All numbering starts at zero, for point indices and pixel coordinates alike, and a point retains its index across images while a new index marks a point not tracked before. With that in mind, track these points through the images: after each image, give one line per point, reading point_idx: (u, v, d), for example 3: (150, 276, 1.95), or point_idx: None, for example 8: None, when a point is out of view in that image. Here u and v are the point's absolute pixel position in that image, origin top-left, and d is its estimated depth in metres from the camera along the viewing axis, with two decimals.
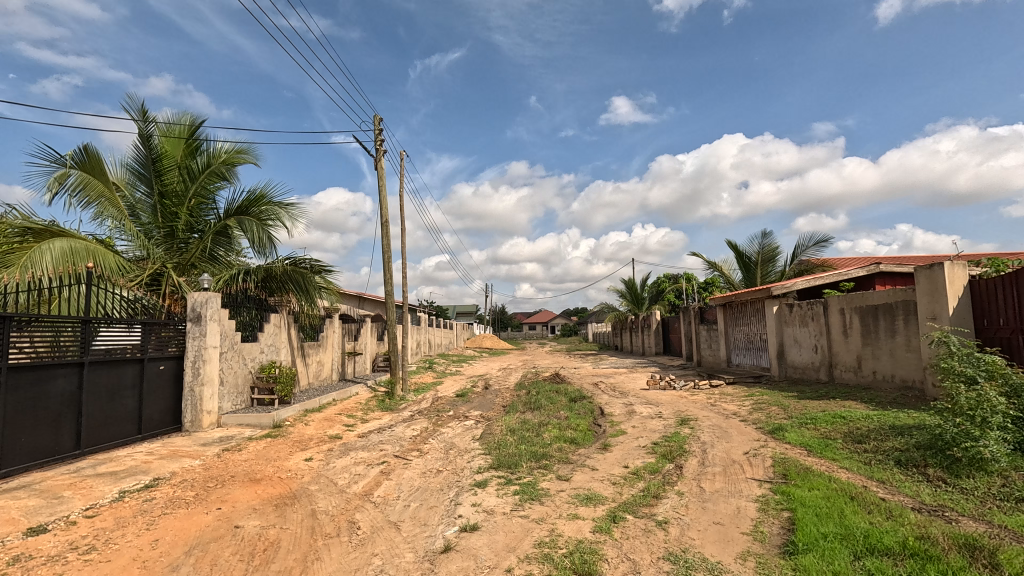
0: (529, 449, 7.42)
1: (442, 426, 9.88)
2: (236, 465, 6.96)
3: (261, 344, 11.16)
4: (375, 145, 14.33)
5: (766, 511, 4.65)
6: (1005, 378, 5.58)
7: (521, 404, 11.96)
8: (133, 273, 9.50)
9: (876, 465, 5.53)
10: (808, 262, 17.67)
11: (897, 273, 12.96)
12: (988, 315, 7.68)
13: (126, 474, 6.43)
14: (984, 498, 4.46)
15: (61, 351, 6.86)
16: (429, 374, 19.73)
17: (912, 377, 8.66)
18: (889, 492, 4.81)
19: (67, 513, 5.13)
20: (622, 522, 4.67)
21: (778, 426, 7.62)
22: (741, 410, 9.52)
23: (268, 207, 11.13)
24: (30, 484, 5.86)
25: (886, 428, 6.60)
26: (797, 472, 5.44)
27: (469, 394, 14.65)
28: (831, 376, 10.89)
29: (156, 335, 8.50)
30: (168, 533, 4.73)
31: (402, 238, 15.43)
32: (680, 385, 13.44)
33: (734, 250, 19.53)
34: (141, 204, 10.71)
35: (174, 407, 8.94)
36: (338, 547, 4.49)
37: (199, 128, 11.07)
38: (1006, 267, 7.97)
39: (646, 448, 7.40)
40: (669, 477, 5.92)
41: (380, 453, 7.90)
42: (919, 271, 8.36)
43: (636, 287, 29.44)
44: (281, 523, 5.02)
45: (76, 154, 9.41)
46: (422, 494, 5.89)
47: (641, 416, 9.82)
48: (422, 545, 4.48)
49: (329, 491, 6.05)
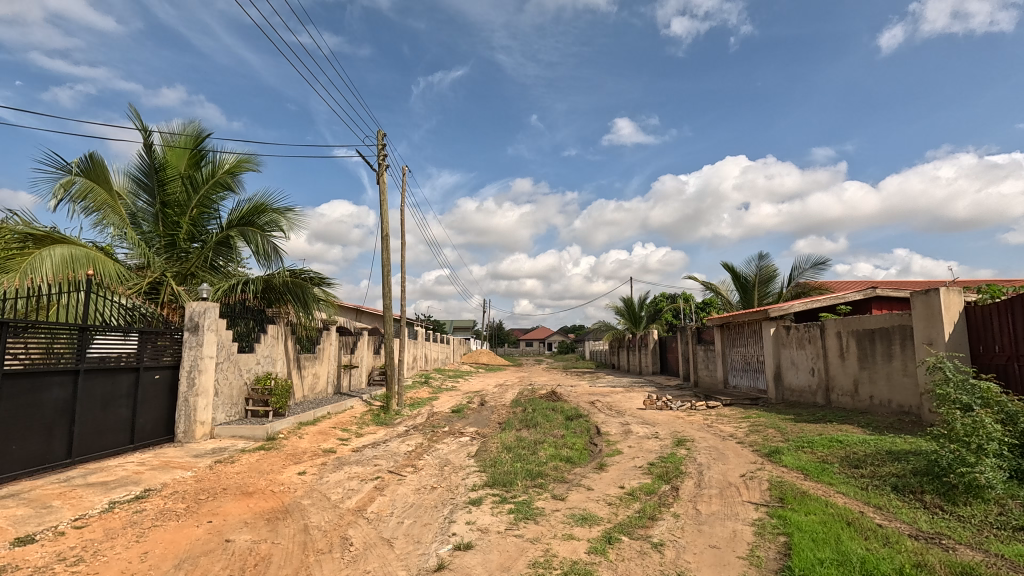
0: (524, 467, 7.38)
1: (437, 443, 9.80)
2: (229, 478, 6.90)
3: (257, 355, 11.13)
4: (380, 159, 14.48)
5: (762, 536, 4.62)
6: (1000, 406, 5.60)
7: (517, 422, 11.86)
8: (133, 281, 9.53)
9: (872, 490, 5.51)
10: (805, 284, 17.79)
11: (894, 298, 13.02)
12: (984, 341, 7.73)
13: (115, 485, 6.35)
14: (982, 526, 4.44)
15: (56, 358, 6.80)
16: (425, 388, 19.62)
17: (909, 402, 8.65)
18: (885, 518, 4.79)
19: (56, 523, 5.07)
20: (618, 543, 4.64)
21: (775, 449, 7.61)
22: (738, 432, 9.48)
23: (269, 217, 11.07)
24: (19, 493, 5.79)
25: (882, 453, 6.59)
26: (793, 497, 5.41)
27: (465, 410, 14.55)
28: (828, 399, 10.86)
29: (152, 344, 8.50)
30: (158, 546, 4.67)
31: (403, 252, 15.51)
32: (677, 405, 13.42)
33: (732, 272, 19.61)
34: (142, 212, 10.77)
35: (167, 417, 8.86)
36: (329, 564, 4.44)
37: (204, 139, 11.15)
38: (1001, 294, 8.01)
39: (642, 468, 7.36)
40: (665, 499, 5.89)
41: (374, 468, 7.84)
42: (915, 296, 8.41)
43: (634, 305, 29.48)
44: (272, 538, 4.96)
45: (82, 162, 9.48)
46: (416, 511, 5.83)
47: (638, 436, 9.77)
48: (415, 563, 4.43)
49: (321, 506, 5.98)
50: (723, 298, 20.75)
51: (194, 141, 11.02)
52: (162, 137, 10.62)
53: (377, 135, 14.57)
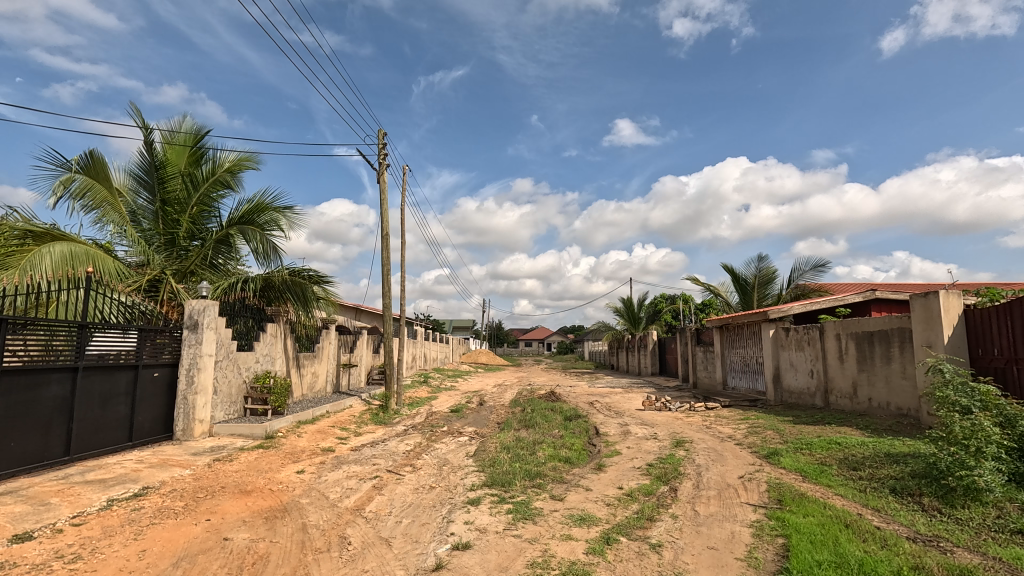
0: (523, 467, 7.38)
1: (435, 442, 9.80)
2: (227, 476, 6.89)
3: (257, 354, 11.13)
4: (381, 158, 14.47)
5: (761, 537, 4.62)
6: (999, 409, 5.61)
7: (516, 422, 11.86)
8: (132, 279, 9.54)
9: (871, 492, 5.51)
10: (805, 286, 17.80)
11: (894, 300, 13.04)
12: (983, 344, 7.73)
13: (113, 482, 6.34)
14: (980, 529, 4.44)
15: (54, 355, 6.79)
16: (424, 388, 19.60)
17: (908, 404, 8.65)
18: (883, 520, 4.80)
19: (54, 521, 5.06)
20: (616, 544, 4.64)
21: (773, 451, 7.62)
22: (736, 433, 9.48)
23: (269, 216, 11.06)
24: (18, 490, 5.79)
25: (881, 455, 6.60)
26: (792, 498, 5.41)
27: (463, 409, 14.54)
28: (827, 402, 10.86)
29: (151, 342, 8.50)
30: (155, 544, 4.66)
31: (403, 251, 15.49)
32: (676, 406, 13.43)
33: (732, 273, 19.62)
34: (142, 210, 10.76)
35: (166, 415, 8.86)
36: (327, 563, 4.44)
37: (205, 137, 11.12)
38: (1002, 299, 7.86)
39: (640, 469, 7.36)
40: (663, 500, 5.89)
41: (373, 467, 7.84)
42: (914, 299, 8.40)
43: (634, 305, 29.49)
44: (270, 537, 4.96)
45: (82, 159, 9.46)
46: (415, 510, 5.84)
47: (636, 437, 9.77)
48: (414, 562, 4.42)
49: (320, 505, 5.98)
50: (722, 299, 20.75)
51: (194, 139, 10.99)
52: (163, 135, 10.61)
53: (378, 134, 14.55)
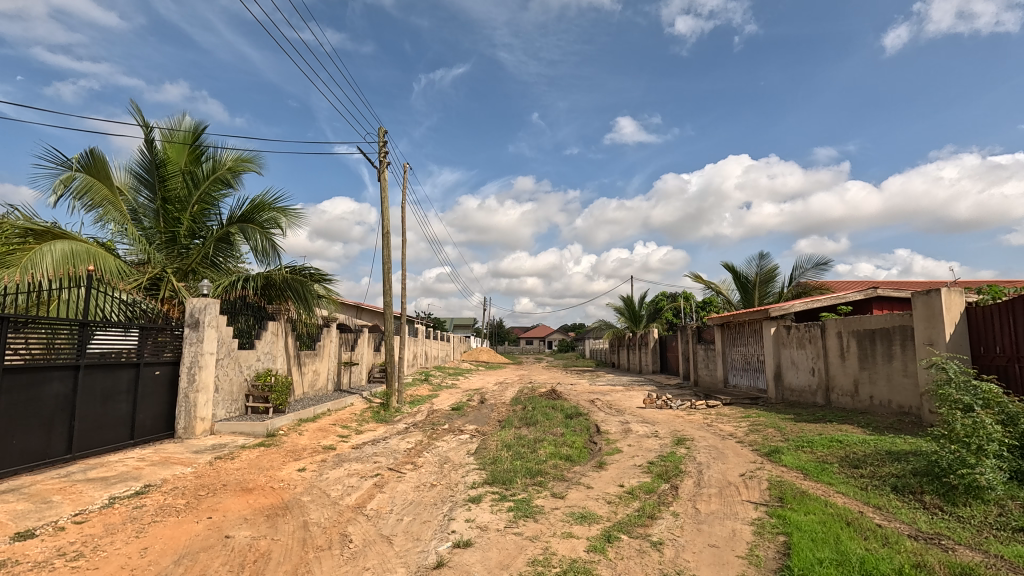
0: (524, 465, 7.38)
1: (436, 440, 9.81)
2: (229, 474, 6.91)
3: (258, 352, 11.14)
4: (381, 156, 14.46)
5: (762, 535, 4.62)
6: (1001, 407, 5.59)
7: (517, 420, 11.87)
8: (133, 277, 9.55)
9: (872, 491, 5.50)
10: (806, 284, 17.77)
11: (896, 297, 13.02)
12: (985, 342, 7.71)
13: (115, 480, 6.35)
14: (981, 527, 4.43)
15: (55, 353, 6.79)
16: (425, 386, 19.61)
17: (909, 403, 8.64)
18: (885, 518, 4.79)
19: (56, 519, 5.07)
20: (617, 542, 4.64)
21: (774, 448, 7.62)
22: (738, 431, 9.48)
23: (270, 215, 11.07)
24: (20, 488, 5.80)
25: (882, 453, 6.59)
26: (793, 496, 5.41)
27: (464, 407, 14.54)
28: (828, 399, 10.85)
29: (152, 340, 8.51)
30: (157, 542, 4.67)
31: (404, 249, 15.50)
32: (677, 404, 13.42)
33: (733, 271, 19.59)
34: (143, 208, 10.77)
35: (167, 413, 8.88)
36: (329, 560, 4.44)
37: (205, 135, 11.11)
38: (1003, 295, 7.96)
39: (641, 467, 7.37)
40: (664, 497, 5.90)
41: (374, 465, 7.85)
42: (917, 297, 8.37)
43: (635, 304, 29.49)
44: (272, 534, 4.97)
45: (83, 158, 9.44)
46: (416, 508, 5.84)
47: (637, 435, 9.77)
48: (414, 560, 4.43)
49: (321, 503, 5.99)
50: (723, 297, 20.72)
51: (194, 137, 10.97)
52: (163, 133, 10.60)
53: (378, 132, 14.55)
